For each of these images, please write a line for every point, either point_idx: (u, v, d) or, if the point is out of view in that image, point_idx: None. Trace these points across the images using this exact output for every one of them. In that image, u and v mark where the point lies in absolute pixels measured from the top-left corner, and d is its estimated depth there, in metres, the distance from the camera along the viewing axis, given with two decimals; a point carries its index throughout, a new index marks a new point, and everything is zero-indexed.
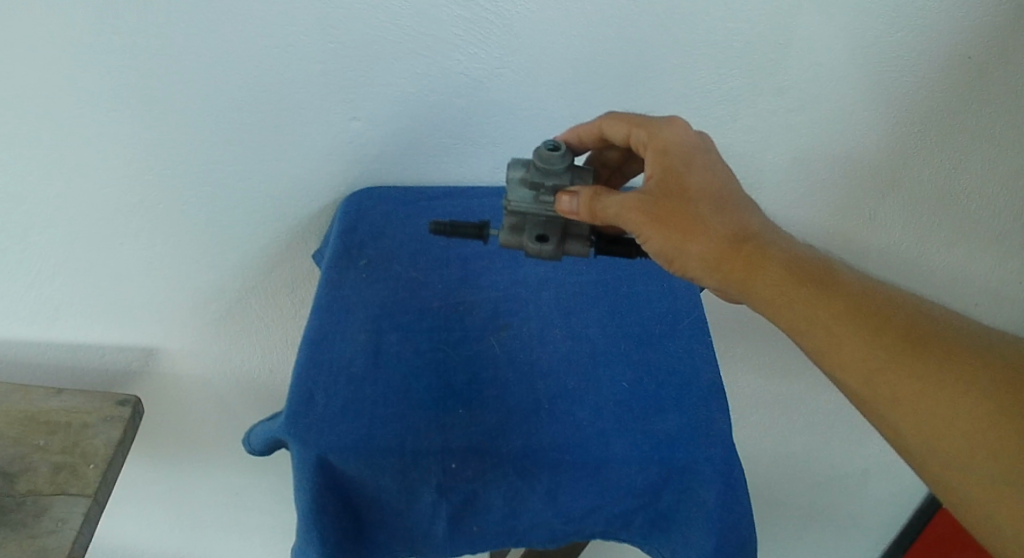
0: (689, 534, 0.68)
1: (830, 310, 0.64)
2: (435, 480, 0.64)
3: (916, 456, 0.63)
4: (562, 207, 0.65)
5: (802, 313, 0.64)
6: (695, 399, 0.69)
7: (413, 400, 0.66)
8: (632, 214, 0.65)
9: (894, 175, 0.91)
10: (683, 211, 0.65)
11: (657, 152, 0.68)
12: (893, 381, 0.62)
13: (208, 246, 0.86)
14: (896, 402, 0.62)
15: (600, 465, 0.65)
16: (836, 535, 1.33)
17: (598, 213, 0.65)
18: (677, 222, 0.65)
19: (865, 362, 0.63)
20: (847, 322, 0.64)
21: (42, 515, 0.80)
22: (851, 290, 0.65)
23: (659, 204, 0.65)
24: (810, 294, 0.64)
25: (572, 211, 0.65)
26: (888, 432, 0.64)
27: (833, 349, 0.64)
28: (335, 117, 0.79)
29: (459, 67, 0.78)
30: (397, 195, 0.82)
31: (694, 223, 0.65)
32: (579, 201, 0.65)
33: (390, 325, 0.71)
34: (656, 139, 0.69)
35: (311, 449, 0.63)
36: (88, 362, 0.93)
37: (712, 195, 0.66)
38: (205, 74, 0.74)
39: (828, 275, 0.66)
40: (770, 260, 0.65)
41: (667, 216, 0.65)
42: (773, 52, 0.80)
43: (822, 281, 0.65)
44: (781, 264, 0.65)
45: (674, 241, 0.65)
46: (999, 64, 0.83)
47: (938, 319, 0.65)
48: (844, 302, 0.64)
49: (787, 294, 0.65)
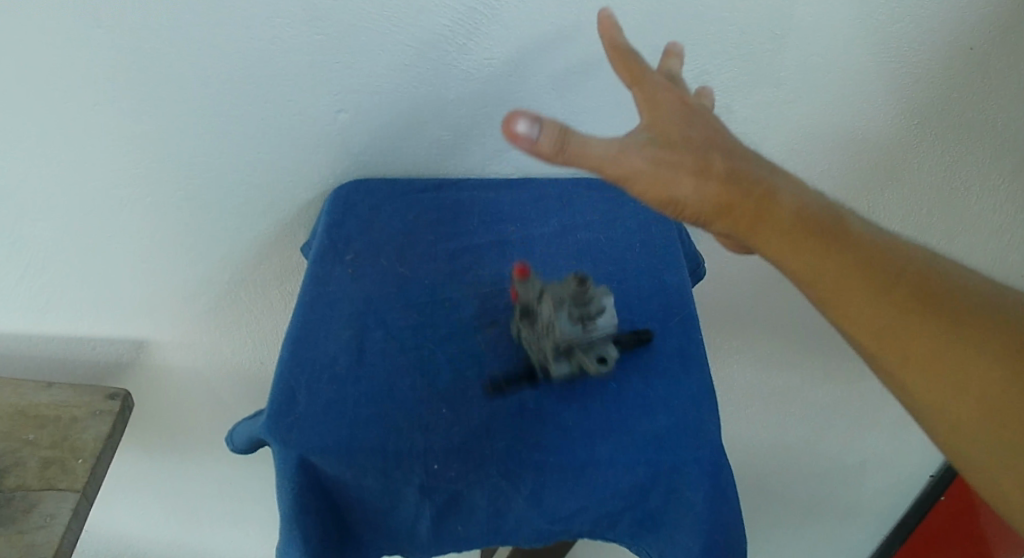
0: (676, 533, 0.67)
1: (842, 265, 0.59)
2: (418, 481, 0.63)
3: (922, 417, 0.60)
4: (524, 132, 0.52)
5: (813, 267, 0.59)
6: (685, 398, 0.67)
7: (396, 399, 0.65)
8: (633, 155, 0.57)
9: (892, 165, 0.89)
10: (682, 161, 0.58)
11: (649, 101, 0.61)
12: (903, 339, 0.59)
13: (196, 238, 0.85)
14: (907, 361, 0.59)
15: (586, 466, 0.64)
16: (833, 526, 1.31)
17: (571, 140, 0.54)
18: (681, 166, 0.57)
19: (875, 318, 0.59)
20: (858, 275, 0.59)
21: (30, 511, 0.80)
22: (859, 241, 0.60)
23: (660, 146, 0.58)
24: (820, 245, 0.59)
25: (536, 142, 0.53)
26: (896, 390, 0.61)
27: (846, 304, 0.59)
28: (322, 109, 0.78)
29: (448, 58, 0.76)
30: (385, 188, 0.79)
31: (697, 165, 0.58)
32: (550, 131, 0.53)
33: (375, 321, 0.69)
34: (649, 87, 0.62)
35: (291, 450, 0.62)
36: (79, 355, 0.93)
37: (712, 140, 0.60)
38: (189, 64, 0.73)
39: (839, 222, 0.60)
40: (779, 210, 0.59)
41: (671, 158, 0.58)
42: (769, 43, 0.78)
43: (835, 232, 0.60)
44: (791, 212, 0.59)
45: (679, 187, 0.57)
46: (1002, 55, 0.81)
47: (945, 273, 0.62)
48: (855, 255, 0.60)
49: (799, 245, 0.59)
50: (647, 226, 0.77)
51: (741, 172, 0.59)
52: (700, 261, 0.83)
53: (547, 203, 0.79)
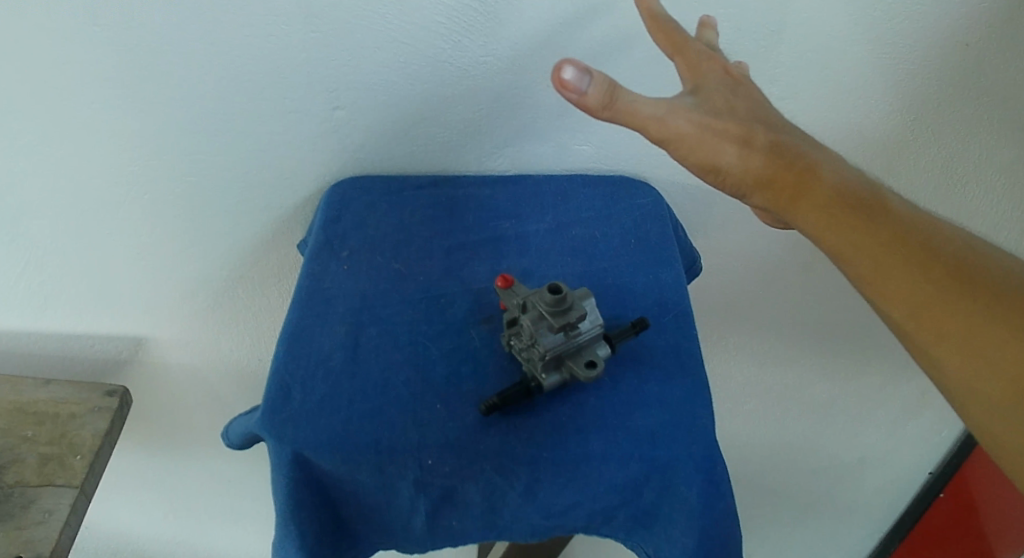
0: (671, 530, 0.67)
1: (879, 241, 0.60)
2: (412, 477, 0.63)
3: (958, 397, 0.58)
4: (571, 84, 0.54)
5: (849, 240, 0.60)
6: (680, 395, 0.67)
7: (391, 395, 0.65)
8: (680, 121, 0.59)
9: (889, 162, 0.89)
10: (726, 128, 0.60)
11: (696, 71, 0.63)
12: (939, 317, 0.58)
13: (193, 236, 0.85)
14: (943, 337, 0.58)
15: (580, 462, 0.64)
16: (833, 524, 1.31)
17: (618, 97, 0.56)
18: (725, 134, 0.60)
19: (910, 293, 0.59)
20: (894, 250, 0.59)
21: (29, 506, 0.80)
22: (899, 221, 0.61)
23: (707, 114, 0.60)
24: (859, 220, 0.60)
25: (585, 93, 0.55)
26: (931, 370, 0.59)
27: (881, 278, 0.59)
28: (318, 107, 0.78)
29: (443, 55, 0.76)
30: (381, 186, 0.80)
31: (741, 136, 0.60)
32: (600, 86, 0.55)
33: (371, 317, 0.69)
34: (695, 58, 0.64)
35: (286, 445, 0.62)
36: (78, 353, 0.93)
37: (758, 115, 0.62)
38: (185, 61, 0.73)
39: (880, 202, 0.61)
40: (818, 181, 0.61)
41: (716, 126, 0.60)
42: (764, 39, 0.78)
43: (872, 208, 0.61)
44: (830, 185, 0.61)
45: (722, 154, 0.60)
46: (998, 51, 0.80)
47: (991, 259, 0.61)
48: (892, 231, 0.60)
49: (836, 218, 0.60)
50: (642, 224, 0.78)
51: (783, 147, 0.61)
52: (695, 259, 0.84)
53: (543, 200, 0.80)
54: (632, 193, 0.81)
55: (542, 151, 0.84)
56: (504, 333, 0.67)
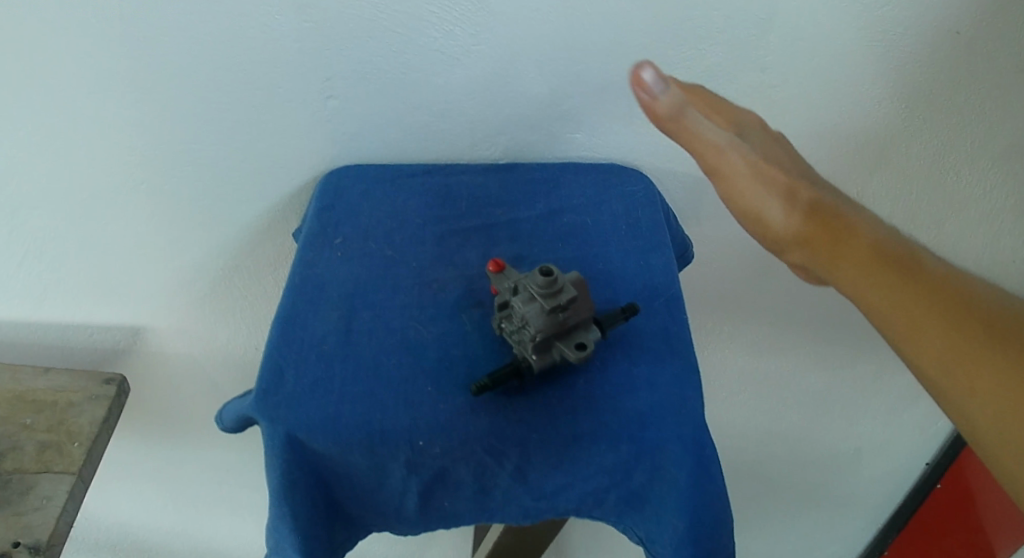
0: (660, 511, 0.68)
1: (916, 294, 0.54)
2: (403, 457, 0.63)
3: (1010, 477, 0.49)
4: (644, 78, 0.57)
5: (881, 289, 0.55)
6: (669, 378, 0.67)
7: (383, 378, 0.65)
8: (732, 154, 0.59)
9: (882, 151, 0.89)
10: (774, 173, 0.59)
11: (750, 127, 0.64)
12: (981, 379, 0.50)
13: (190, 225, 0.86)
14: (987, 400, 0.50)
15: (569, 443, 0.64)
16: (831, 515, 1.32)
17: (681, 111, 0.57)
18: (773, 183, 0.59)
19: (942, 347, 0.52)
20: (927, 302, 0.53)
21: (27, 492, 0.81)
22: (943, 276, 0.55)
23: (759, 158, 0.60)
24: (894, 271, 0.55)
25: (653, 93, 0.57)
26: (983, 449, 0.51)
27: (911, 329, 0.53)
28: (312, 95, 0.78)
29: (435, 44, 0.76)
30: (375, 172, 0.80)
31: (787, 189, 0.59)
32: (667, 90, 0.57)
33: (363, 302, 0.70)
34: (750, 119, 0.65)
35: (279, 427, 0.63)
36: (77, 342, 0.94)
37: (805, 177, 0.62)
38: (179, 51, 0.74)
39: (917, 258, 0.56)
40: (853, 233, 0.57)
41: (767, 174, 0.59)
42: (754, 28, 0.78)
43: (911, 263, 0.55)
44: (865, 237, 0.57)
45: (768, 203, 0.58)
46: (988, 39, 0.81)
47: None
48: (928, 284, 0.54)
49: (869, 269, 0.55)
50: (633, 211, 0.78)
51: (824, 201, 0.59)
52: (687, 246, 0.84)
53: (535, 187, 0.80)
54: (624, 180, 0.82)
55: (534, 138, 0.84)
56: (495, 316, 0.67)
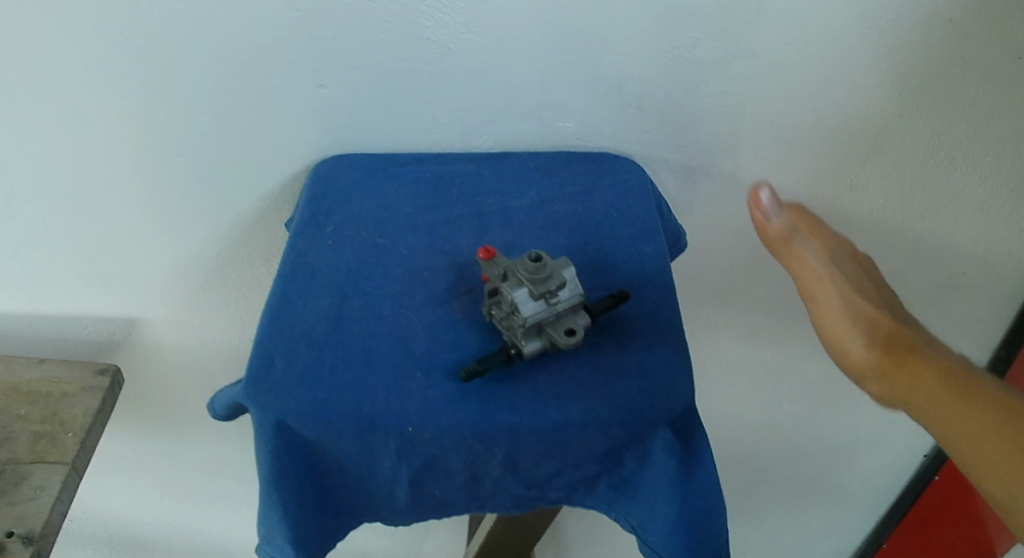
0: (650, 497, 0.68)
1: (982, 416, 0.58)
2: (393, 444, 0.63)
3: None
4: (760, 196, 0.68)
5: (954, 416, 0.58)
6: (660, 364, 0.66)
7: (373, 364, 0.65)
8: (828, 281, 0.66)
9: (876, 140, 0.88)
10: (865, 306, 0.65)
11: (856, 269, 0.69)
12: None
13: (183, 215, 0.86)
14: None
15: (560, 428, 0.63)
16: (829, 507, 1.31)
17: (789, 235, 0.68)
18: (861, 316, 0.64)
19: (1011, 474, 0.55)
20: (995, 426, 0.57)
21: (21, 483, 0.81)
22: (1012, 404, 0.58)
23: (855, 290, 0.66)
24: (966, 399, 0.59)
25: (767, 210, 0.68)
26: None
27: (978, 452, 0.57)
28: (302, 84, 0.78)
29: (424, 32, 0.76)
30: (366, 162, 0.81)
31: (871, 322, 0.64)
32: (779, 211, 0.68)
33: (354, 290, 0.70)
34: (857, 264, 0.70)
35: (269, 412, 0.63)
36: (72, 334, 0.95)
37: (899, 316, 0.66)
38: (169, 40, 0.74)
39: (987, 384, 0.60)
40: (926, 360, 0.61)
41: (859, 304, 0.65)
42: (746, 16, 0.78)
43: (980, 389, 0.59)
44: (936, 364, 0.61)
45: (854, 335, 0.63)
46: (983, 27, 0.80)
47: None
48: (998, 410, 0.58)
49: (946, 397, 0.59)
50: (624, 199, 0.78)
51: (903, 332, 0.63)
52: (679, 235, 0.84)
53: (527, 176, 0.81)
54: (616, 168, 0.82)
55: (525, 127, 0.84)
56: (485, 302, 0.67)
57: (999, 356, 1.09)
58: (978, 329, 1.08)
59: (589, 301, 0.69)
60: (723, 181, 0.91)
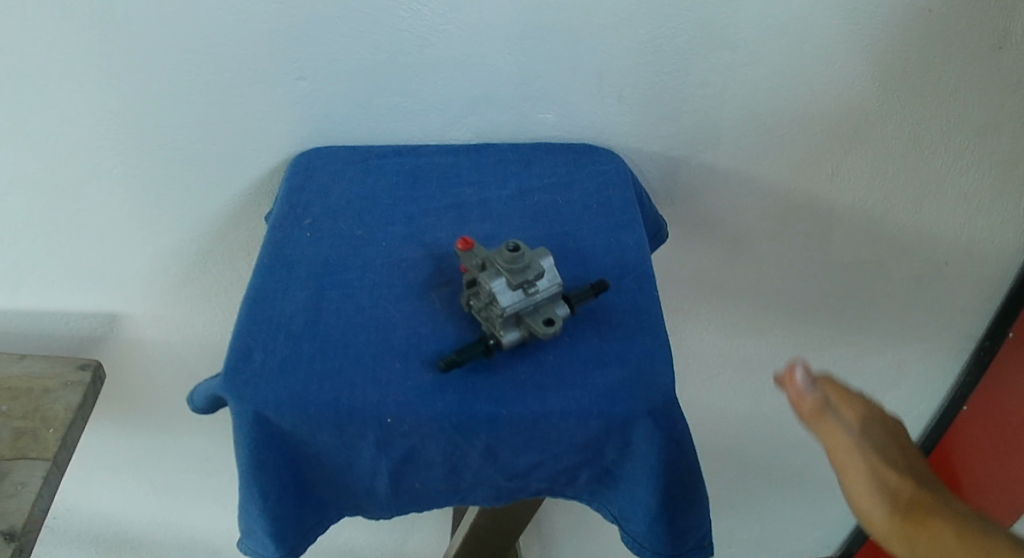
0: (632, 487, 0.69)
1: None
2: (372, 435, 0.63)
3: None
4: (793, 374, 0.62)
5: None
6: (639, 354, 0.66)
7: (352, 355, 0.65)
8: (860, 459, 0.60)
9: (857, 130, 0.88)
10: (900, 486, 0.59)
11: (891, 438, 0.62)
12: None
13: (163, 210, 0.86)
14: None
15: (539, 419, 0.63)
16: (815, 498, 1.32)
17: (823, 411, 0.61)
18: (887, 487, 0.59)
19: None
20: None
21: (3, 479, 0.80)
22: None
23: (890, 466, 0.60)
24: None
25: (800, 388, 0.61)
26: None
27: None
28: (281, 77, 0.78)
29: (402, 24, 0.76)
30: (346, 154, 0.81)
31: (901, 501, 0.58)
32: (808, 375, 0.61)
33: (332, 281, 0.70)
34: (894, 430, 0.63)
35: (247, 405, 0.62)
36: (53, 330, 0.94)
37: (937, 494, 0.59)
38: (145, 34, 0.73)
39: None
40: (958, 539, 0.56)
41: (892, 484, 0.59)
42: (724, 6, 0.78)
43: None
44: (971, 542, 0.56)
45: (879, 513, 0.58)
46: (960, 16, 0.80)
47: None
48: None
49: None
50: (604, 190, 0.79)
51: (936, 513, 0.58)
52: (661, 225, 0.85)
53: (506, 167, 0.81)
54: (595, 159, 0.82)
55: (505, 118, 0.84)
56: (464, 292, 0.67)
57: (983, 345, 1.09)
58: (961, 320, 1.08)
59: (568, 290, 0.69)
60: (704, 172, 0.91)
